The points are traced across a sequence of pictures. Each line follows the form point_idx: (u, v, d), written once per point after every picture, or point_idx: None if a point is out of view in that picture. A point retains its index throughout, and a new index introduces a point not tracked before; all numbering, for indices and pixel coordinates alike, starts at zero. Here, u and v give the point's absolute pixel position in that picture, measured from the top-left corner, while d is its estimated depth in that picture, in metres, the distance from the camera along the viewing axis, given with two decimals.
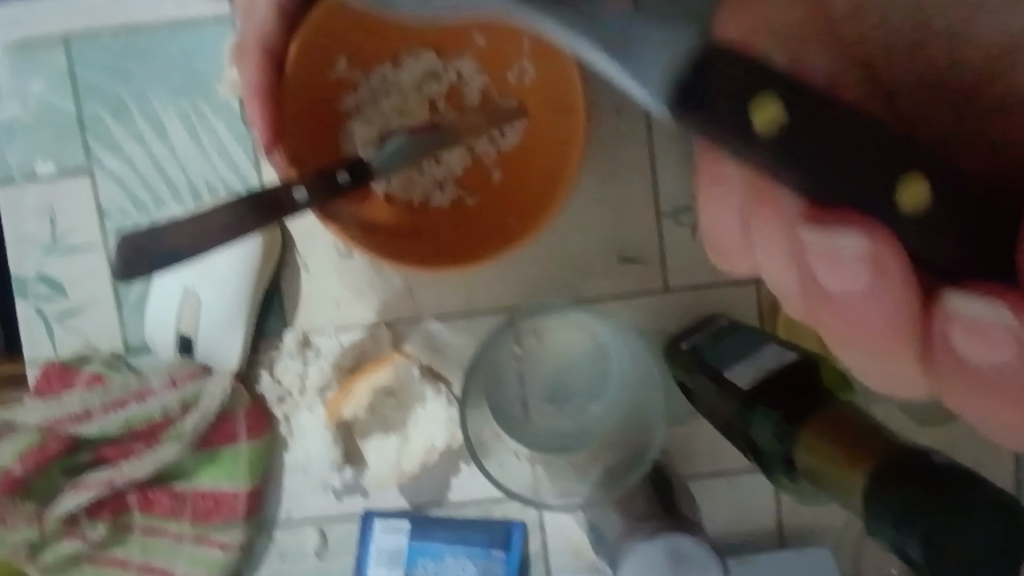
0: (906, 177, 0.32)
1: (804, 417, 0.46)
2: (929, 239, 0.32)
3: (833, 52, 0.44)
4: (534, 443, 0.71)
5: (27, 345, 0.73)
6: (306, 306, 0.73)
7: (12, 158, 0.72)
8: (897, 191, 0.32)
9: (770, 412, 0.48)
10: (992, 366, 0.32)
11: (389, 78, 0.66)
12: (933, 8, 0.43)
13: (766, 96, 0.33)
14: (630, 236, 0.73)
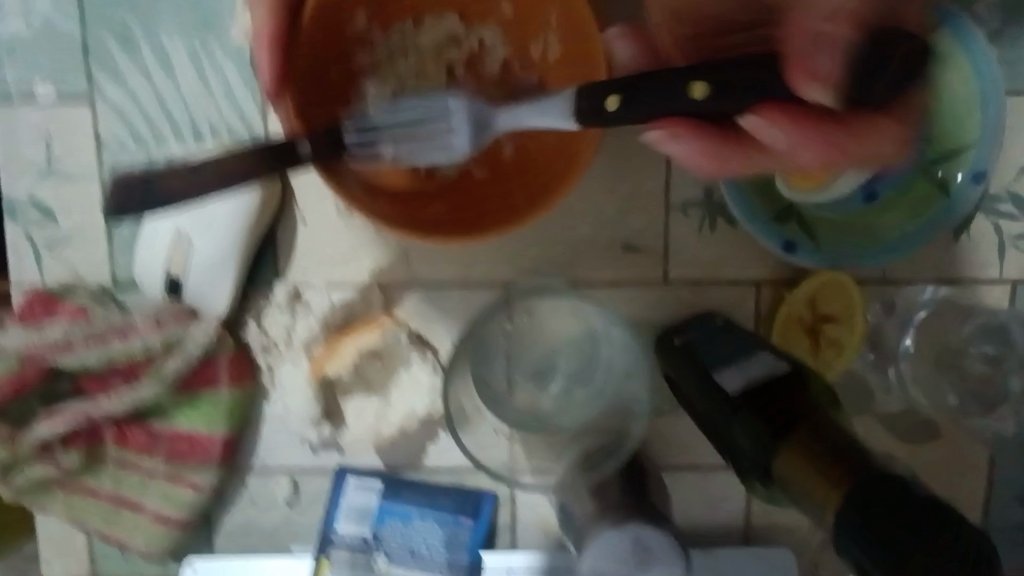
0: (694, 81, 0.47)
1: (793, 434, 0.47)
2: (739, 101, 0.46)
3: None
4: (511, 419, 0.69)
5: (12, 267, 0.72)
6: (300, 260, 0.72)
7: (10, 76, 0.70)
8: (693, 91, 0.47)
9: (754, 424, 0.50)
10: (777, 146, 0.48)
11: (407, 37, 0.64)
12: None
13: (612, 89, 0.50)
14: (636, 224, 0.72)
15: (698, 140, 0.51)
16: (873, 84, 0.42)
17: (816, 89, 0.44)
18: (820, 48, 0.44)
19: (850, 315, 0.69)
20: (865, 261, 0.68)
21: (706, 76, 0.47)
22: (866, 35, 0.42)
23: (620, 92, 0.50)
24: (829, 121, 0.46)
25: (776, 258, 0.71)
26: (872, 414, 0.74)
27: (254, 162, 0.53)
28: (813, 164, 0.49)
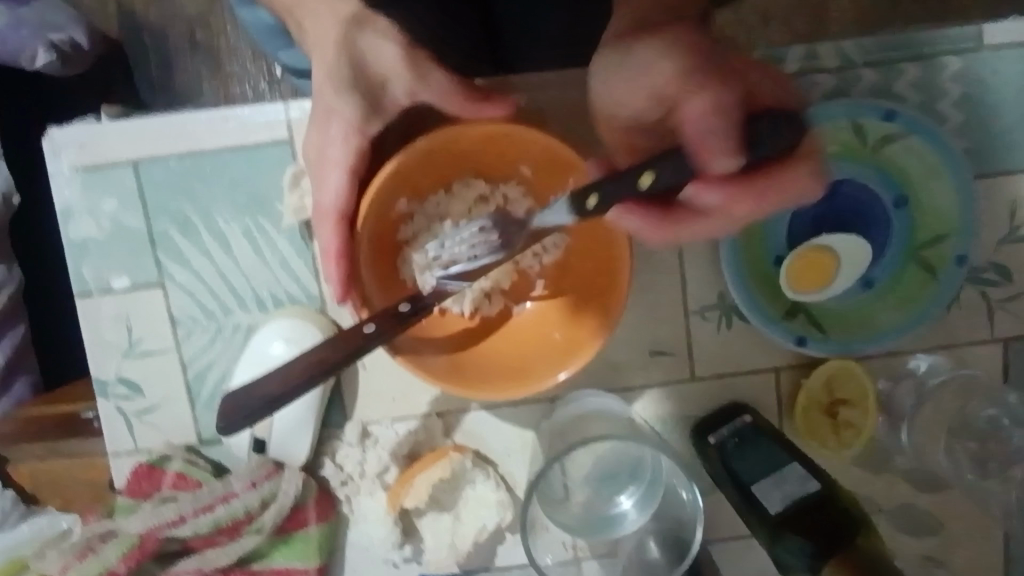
0: (643, 172, 0.51)
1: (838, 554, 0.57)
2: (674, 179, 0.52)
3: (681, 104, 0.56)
4: (572, 525, 0.75)
5: (108, 439, 0.80)
6: (364, 399, 0.80)
7: (88, 273, 0.77)
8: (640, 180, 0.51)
9: (800, 544, 0.58)
10: (708, 202, 0.55)
11: (442, 204, 0.72)
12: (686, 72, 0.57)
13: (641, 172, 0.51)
14: (660, 330, 0.80)
15: (649, 214, 0.58)
16: (757, 122, 0.51)
17: (726, 160, 0.51)
18: (713, 129, 0.51)
19: (861, 396, 0.78)
20: (872, 344, 0.76)
21: (653, 166, 0.51)
22: (736, 110, 0.52)
23: (597, 191, 0.52)
24: (744, 180, 0.54)
25: (789, 349, 0.78)
26: (896, 473, 0.80)
27: (338, 352, 0.61)
28: (752, 209, 0.56)
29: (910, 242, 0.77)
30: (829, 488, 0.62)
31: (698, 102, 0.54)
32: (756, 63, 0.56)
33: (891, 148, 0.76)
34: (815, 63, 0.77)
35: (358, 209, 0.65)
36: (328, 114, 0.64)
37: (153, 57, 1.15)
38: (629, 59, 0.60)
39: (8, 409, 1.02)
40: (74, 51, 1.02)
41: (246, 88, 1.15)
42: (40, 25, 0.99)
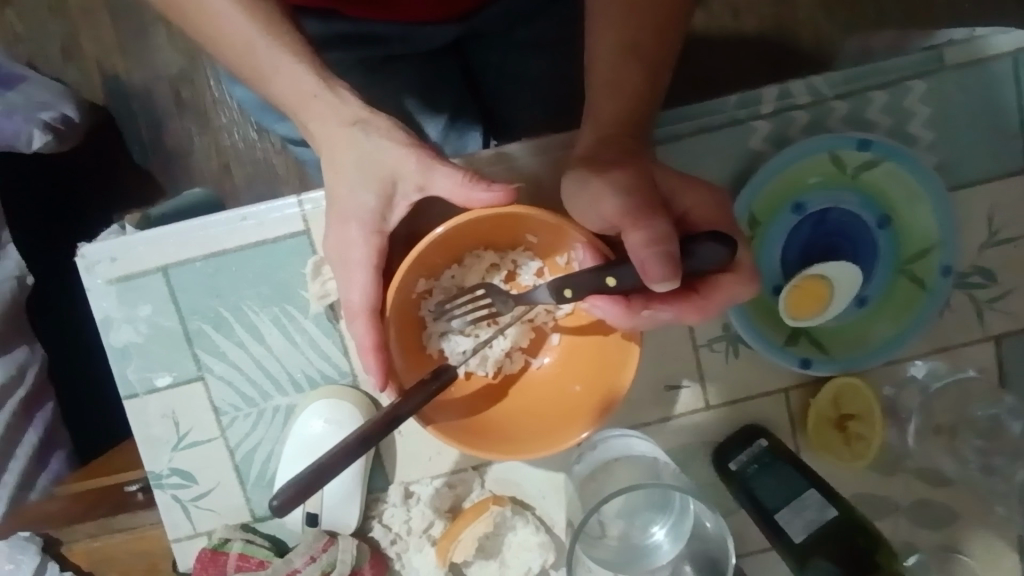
0: (608, 275, 0.59)
1: None
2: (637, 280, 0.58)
3: (620, 202, 0.60)
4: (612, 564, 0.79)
5: (169, 525, 0.85)
6: (402, 462, 0.85)
7: (132, 375, 0.82)
8: (607, 279, 0.59)
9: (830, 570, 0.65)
10: (658, 312, 0.61)
11: (457, 276, 0.76)
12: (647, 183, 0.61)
13: (607, 274, 0.59)
14: (671, 365, 0.84)
15: (613, 305, 0.62)
16: (694, 246, 0.56)
17: (665, 284, 0.55)
18: (653, 255, 0.55)
19: (868, 411, 0.83)
20: (870, 359, 0.81)
21: (617, 270, 0.59)
22: (673, 238, 0.56)
23: (571, 285, 0.61)
24: (688, 295, 0.59)
25: (796, 370, 0.83)
26: (907, 473, 0.85)
27: (379, 425, 0.64)
28: (696, 318, 0.61)
29: (896, 259, 0.81)
30: (846, 515, 0.67)
31: (640, 230, 0.56)
32: (694, 183, 0.62)
33: (870, 173, 0.79)
34: (790, 100, 0.79)
35: (382, 304, 0.70)
36: (346, 217, 0.68)
37: (151, 125, 1.31)
38: (585, 190, 0.64)
39: (48, 485, 1.10)
40: (65, 126, 1.17)
41: (242, 143, 1.30)
42: (31, 108, 1.13)
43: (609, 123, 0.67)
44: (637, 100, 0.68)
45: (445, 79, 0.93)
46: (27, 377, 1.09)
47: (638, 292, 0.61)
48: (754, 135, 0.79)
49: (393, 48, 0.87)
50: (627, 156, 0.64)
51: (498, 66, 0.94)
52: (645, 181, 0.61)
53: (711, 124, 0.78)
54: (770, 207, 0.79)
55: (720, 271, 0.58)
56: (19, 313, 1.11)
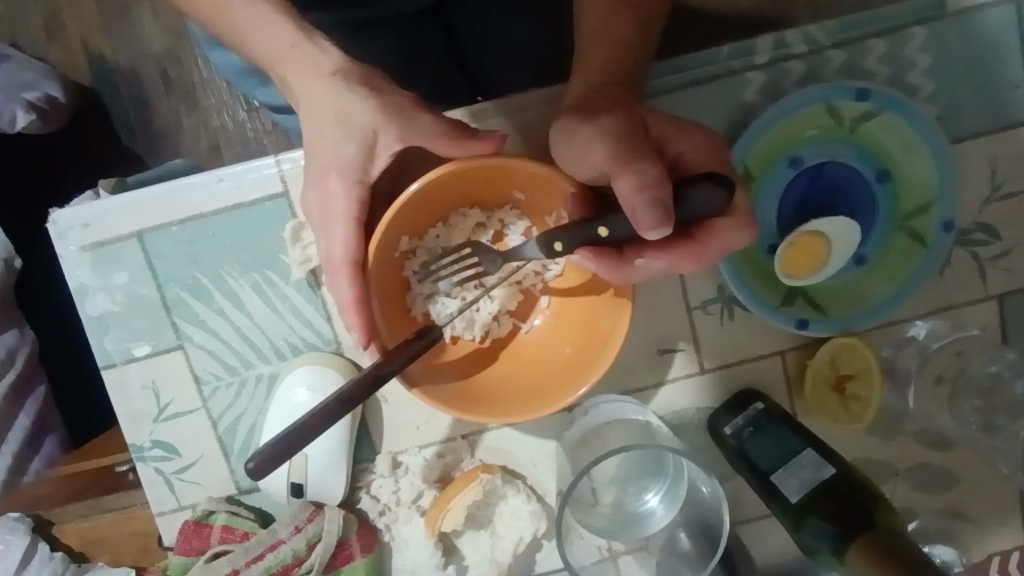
0: (599, 226, 0.56)
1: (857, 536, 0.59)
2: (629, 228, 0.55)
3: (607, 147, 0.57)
4: (601, 530, 0.78)
5: (153, 500, 0.83)
6: (390, 432, 0.83)
7: (110, 345, 0.80)
8: (598, 230, 0.56)
9: (825, 528, 0.62)
10: (653, 263, 0.58)
11: (441, 236, 0.74)
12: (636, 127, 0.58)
13: (597, 225, 0.56)
14: (665, 330, 0.81)
15: (604, 258, 0.59)
16: (687, 190, 0.52)
17: (658, 233, 0.51)
18: (643, 203, 0.51)
19: (867, 371, 0.80)
20: (869, 318, 0.79)
21: (609, 220, 0.56)
22: (665, 183, 0.52)
23: (561, 238, 0.58)
24: (683, 243, 0.56)
25: (792, 332, 0.81)
26: (907, 436, 0.83)
27: (361, 385, 0.62)
28: (693, 267, 0.58)
29: (896, 214, 0.79)
30: (844, 473, 0.65)
31: (629, 175, 0.53)
32: (688, 127, 0.59)
33: (869, 124, 0.76)
34: (785, 50, 0.75)
35: (366, 261, 0.68)
36: (325, 170, 0.66)
37: (138, 105, 1.27)
38: (572, 138, 0.60)
39: (40, 468, 1.09)
40: (49, 108, 1.14)
41: (232, 124, 1.26)
42: (13, 88, 1.09)
43: (598, 72, 0.64)
44: (626, 46, 0.65)
45: (428, 45, 0.90)
46: (19, 361, 1.07)
47: (631, 242, 0.58)
48: (748, 87, 0.76)
49: (374, 11, 0.82)
50: (615, 102, 0.61)
51: (482, 29, 0.90)
52: (634, 125, 0.58)
53: (705, 76, 0.75)
54: (765, 162, 0.76)
55: (717, 216, 0.54)
56: (9, 296, 1.08)
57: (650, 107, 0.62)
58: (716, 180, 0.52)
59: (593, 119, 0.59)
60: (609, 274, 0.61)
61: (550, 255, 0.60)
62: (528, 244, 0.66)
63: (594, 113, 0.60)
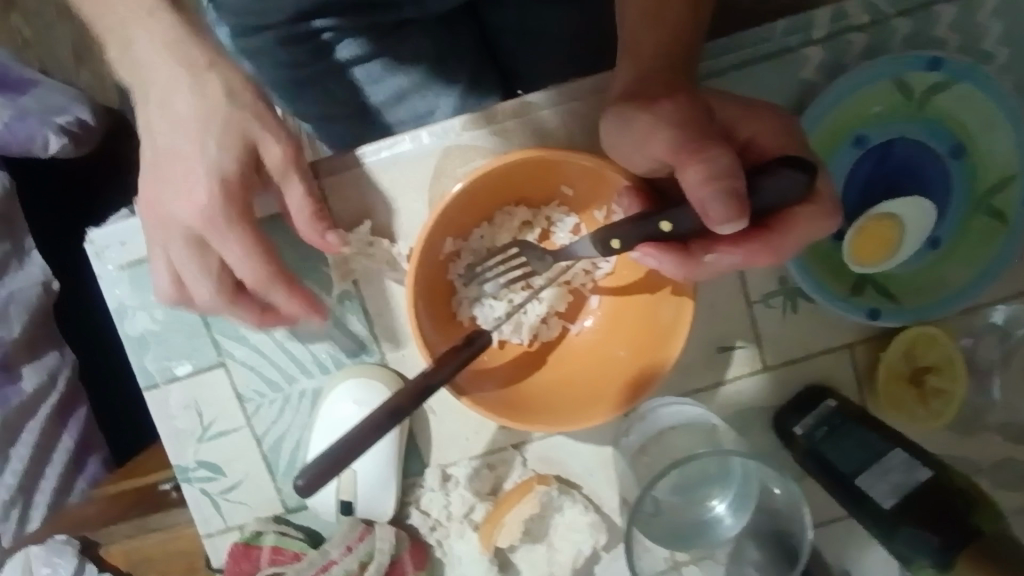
0: (661, 220, 0.52)
1: (962, 547, 0.54)
2: (697, 220, 0.51)
3: (670, 133, 0.52)
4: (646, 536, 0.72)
5: (199, 521, 0.81)
6: (438, 444, 0.80)
7: (151, 365, 0.78)
8: (659, 224, 0.52)
9: (926, 538, 0.57)
10: (722, 259, 0.54)
11: (486, 237, 0.70)
12: (699, 112, 0.53)
13: (658, 219, 0.52)
14: (725, 327, 0.76)
15: (668, 254, 0.55)
16: (762, 178, 0.48)
17: (730, 227, 0.47)
18: (713, 195, 0.47)
19: (948, 363, 0.75)
20: (947, 307, 0.73)
21: (672, 214, 0.51)
22: (737, 171, 0.48)
23: (618, 234, 0.54)
24: (758, 234, 0.51)
25: (862, 323, 0.75)
26: (991, 431, 0.77)
27: (409, 395, 0.59)
28: (769, 260, 0.53)
29: (972, 193, 0.73)
30: (940, 474, 0.60)
31: (696, 165, 0.48)
32: (757, 108, 0.55)
33: (939, 97, 0.70)
34: (845, 22, 0.70)
35: (409, 268, 0.65)
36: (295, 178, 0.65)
37: None
38: (629, 126, 0.56)
39: (85, 489, 1.08)
40: (82, 131, 1.12)
41: None
42: (46, 112, 1.09)
43: (650, 57, 0.60)
44: (680, 29, 0.60)
45: (463, 43, 0.88)
46: (60, 382, 1.07)
47: (700, 236, 0.53)
48: (806, 64, 0.71)
49: (406, 13, 0.82)
50: (671, 87, 0.57)
51: (516, 21, 0.87)
52: (698, 110, 0.54)
53: (760, 56, 0.71)
54: (827, 143, 0.71)
55: (796, 204, 0.50)
56: (48, 318, 1.08)
57: (709, 90, 0.58)
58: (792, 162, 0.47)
59: (650, 105, 0.55)
60: (670, 272, 0.56)
61: (604, 252, 0.55)
62: (582, 241, 0.63)
63: (648, 99, 0.56)
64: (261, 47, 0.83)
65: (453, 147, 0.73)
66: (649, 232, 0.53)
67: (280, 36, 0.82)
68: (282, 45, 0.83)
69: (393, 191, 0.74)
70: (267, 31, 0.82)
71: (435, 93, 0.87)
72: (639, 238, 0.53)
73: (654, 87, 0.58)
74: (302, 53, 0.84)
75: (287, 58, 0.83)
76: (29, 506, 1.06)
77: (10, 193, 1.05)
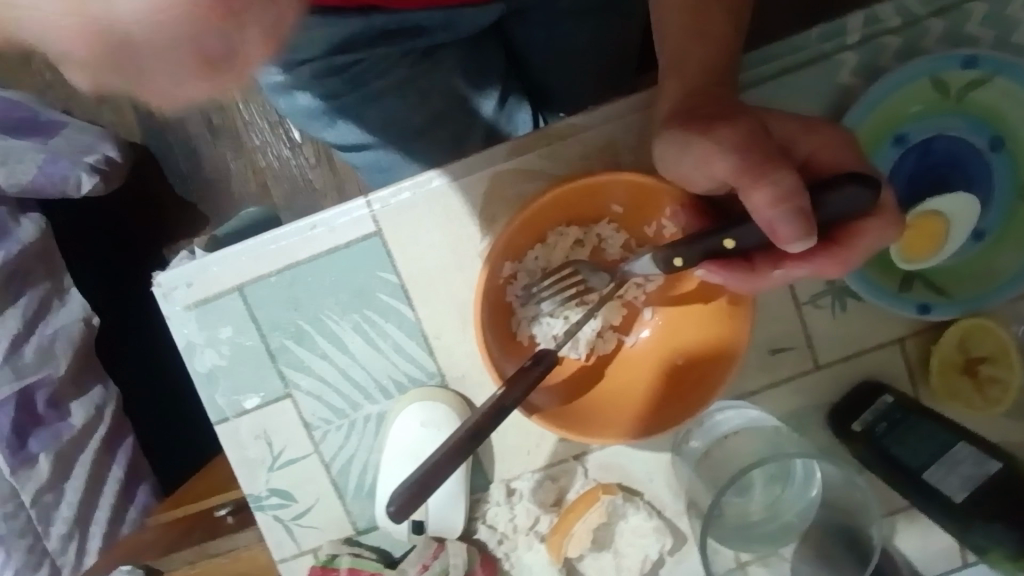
0: (725, 237, 0.54)
1: None
2: (761, 236, 0.53)
3: (730, 154, 0.54)
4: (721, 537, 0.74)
5: (273, 547, 0.84)
6: (500, 459, 0.82)
7: (220, 399, 0.81)
8: (724, 242, 0.54)
9: None
10: (786, 272, 0.56)
11: (541, 257, 0.72)
12: (755, 132, 0.55)
13: (724, 236, 0.54)
14: (775, 329, 0.78)
15: (731, 267, 0.57)
16: (828, 193, 0.50)
17: (800, 244, 0.50)
18: (782, 215, 0.49)
19: (1003, 353, 0.75)
20: (998, 294, 0.74)
21: (736, 231, 0.54)
22: (803, 190, 0.50)
23: (681, 252, 0.56)
24: (822, 246, 0.53)
25: (912, 318, 0.76)
26: None
27: (486, 418, 0.61)
28: (833, 270, 0.55)
29: (1014, 182, 0.74)
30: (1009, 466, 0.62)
31: (762, 186, 0.50)
32: (810, 123, 0.57)
33: (977, 93, 0.71)
34: (879, 25, 0.72)
35: (474, 295, 0.67)
36: None
37: (188, 154, 1.27)
38: (684, 147, 0.58)
39: (137, 517, 1.10)
40: (110, 167, 1.15)
41: (277, 162, 1.25)
42: (75, 152, 1.10)
43: (694, 71, 0.60)
44: (724, 45, 0.61)
45: (492, 63, 0.89)
46: (106, 415, 1.09)
47: (763, 251, 0.56)
48: (842, 68, 0.72)
49: (438, 38, 0.81)
50: (723, 106, 0.58)
51: (542, 40, 0.89)
52: (753, 130, 0.55)
53: (797, 64, 0.72)
54: (868, 145, 0.72)
55: (861, 216, 0.52)
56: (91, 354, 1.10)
57: (757, 105, 0.59)
58: (855, 178, 0.49)
59: (706, 126, 0.56)
60: (734, 286, 0.58)
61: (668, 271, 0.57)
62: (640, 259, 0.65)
63: (703, 120, 0.57)
64: (300, 81, 0.82)
65: (501, 172, 0.75)
66: (714, 249, 0.55)
67: (317, 69, 0.80)
68: (319, 78, 0.81)
69: (446, 219, 0.76)
70: (306, 64, 0.80)
71: (469, 116, 0.89)
72: (703, 255, 0.55)
73: (705, 104, 0.59)
74: (341, 85, 0.82)
75: (324, 90, 0.82)
76: (86, 538, 1.05)
77: (46, 235, 1.08)
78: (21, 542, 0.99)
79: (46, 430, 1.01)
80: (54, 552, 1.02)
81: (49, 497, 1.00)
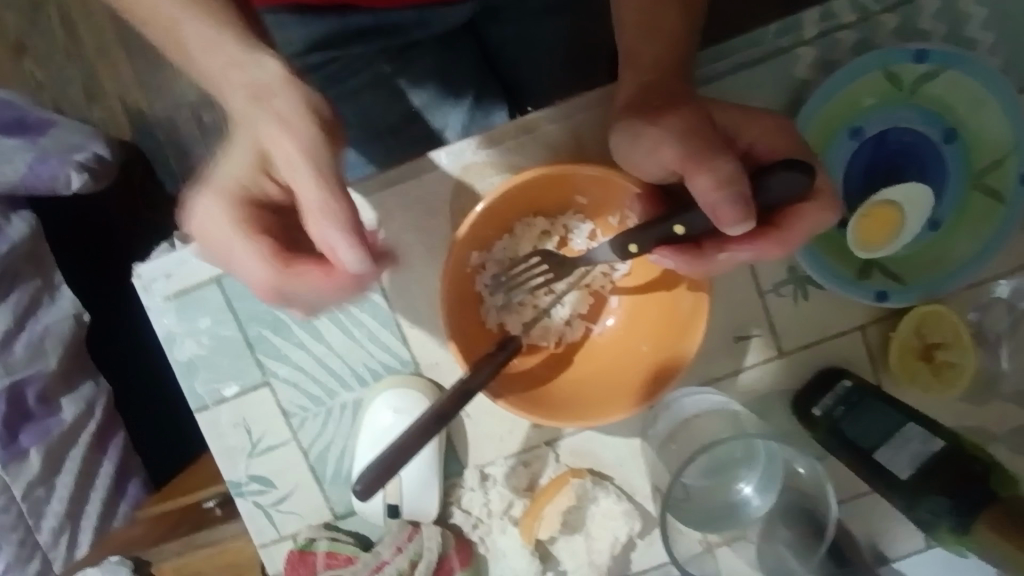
0: (675, 224, 0.56)
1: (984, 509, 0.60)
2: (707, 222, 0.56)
3: (678, 144, 0.57)
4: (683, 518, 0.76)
5: (254, 532, 0.86)
6: (475, 445, 0.84)
7: (200, 388, 0.83)
8: (673, 228, 0.56)
9: (941, 502, 0.62)
10: (735, 256, 0.58)
11: (509, 247, 0.75)
12: (701, 123, 0.58)
13: (673, 223, 0.56)
14: (738, 317, 0.80)
15: (681, 252, 0.59)
16: (766, 178, 0.52)
17: (741, 227, 0.52)
18: (723, 199, 0.52)
19: (956, 337, 0.77)
20: (952, 281, 0.76)
21: (684, 217, 0.56)
22: (742, 175, 0.52)
23: (635, 239, 0.58)
24: (765, 230, 0.56)
25: (871, 305, 0.79)
26: (1004, 399, 0.79)
27: (451, 399, 0.63)
28: (779, 253, 0.57)
29: (967, 173, 0.76)
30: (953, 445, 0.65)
31: (705, 172, 0.53)
32: (756, 114, 0.59)
33: (929, 85, 0.74)
34: (834, 21, 0.74)
35: (441, 283, 0.70)
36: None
37: (178, 153, 1.29)
38: (637, 138, 0.60)
39: (129, 511, 1.10)
40: (100, 166, 1.13)
41: None
42: (64, 151, 1.10)
43: (647, 65, 0.63)
44: (677, 38, 0.63)
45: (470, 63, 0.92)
46: (97, 412, 1.08)
47: (711, 236, 0.58)
48: (799, 63, 0.75)
49: (411, 36, 0.83)
50: (675, 98, 0.60)
51: (519, 38, 0.91)
52: (699, 121, 0.58)
53: (755, 59, 0.75)
54: (824, 138, 0.75)
55: (801, 200, 0.54)
56: (81, 350, 1.10)
57: (708, 97, 0.62)
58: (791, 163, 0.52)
59: (656, 117, 0.59)
60: (686, 271, 0.60)
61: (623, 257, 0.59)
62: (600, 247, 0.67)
63: (654, 112, 0.60)
64: None
65: (470, 165, 0.77)
66: (665, 235, 0.57)
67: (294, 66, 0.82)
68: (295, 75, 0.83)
69: (416, 210, 0.78)
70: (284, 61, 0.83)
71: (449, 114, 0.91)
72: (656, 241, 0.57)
73: (658, 97, 0.61)
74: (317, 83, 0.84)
75: None
76: (78, 530, 1.06)
77: (37, 234, 1.08)
78: (12, 536, 1.01)
79: (36, 426, 1.03)
80: (46, 545, 1.04)
81: (40, 491, 1.03)
